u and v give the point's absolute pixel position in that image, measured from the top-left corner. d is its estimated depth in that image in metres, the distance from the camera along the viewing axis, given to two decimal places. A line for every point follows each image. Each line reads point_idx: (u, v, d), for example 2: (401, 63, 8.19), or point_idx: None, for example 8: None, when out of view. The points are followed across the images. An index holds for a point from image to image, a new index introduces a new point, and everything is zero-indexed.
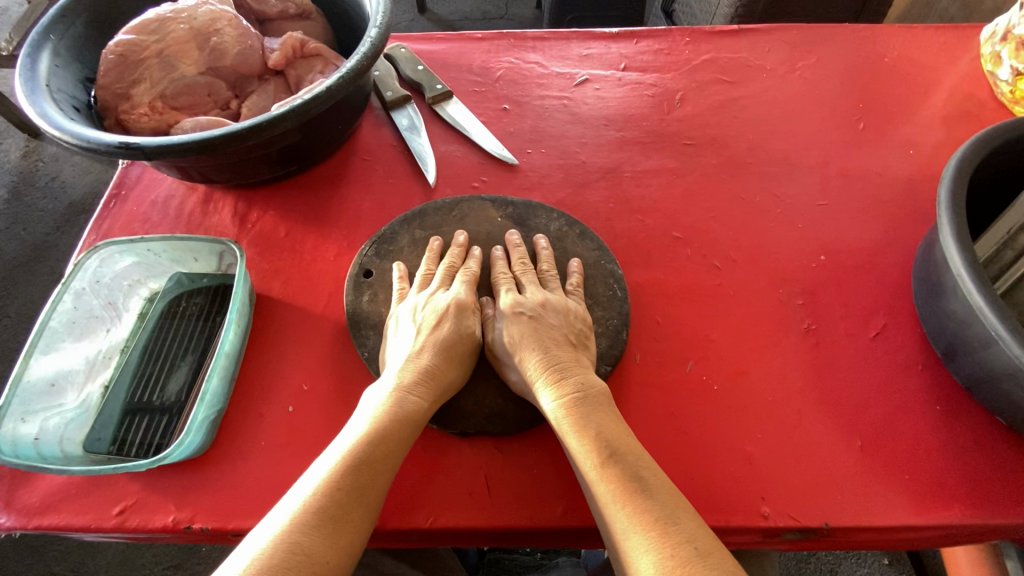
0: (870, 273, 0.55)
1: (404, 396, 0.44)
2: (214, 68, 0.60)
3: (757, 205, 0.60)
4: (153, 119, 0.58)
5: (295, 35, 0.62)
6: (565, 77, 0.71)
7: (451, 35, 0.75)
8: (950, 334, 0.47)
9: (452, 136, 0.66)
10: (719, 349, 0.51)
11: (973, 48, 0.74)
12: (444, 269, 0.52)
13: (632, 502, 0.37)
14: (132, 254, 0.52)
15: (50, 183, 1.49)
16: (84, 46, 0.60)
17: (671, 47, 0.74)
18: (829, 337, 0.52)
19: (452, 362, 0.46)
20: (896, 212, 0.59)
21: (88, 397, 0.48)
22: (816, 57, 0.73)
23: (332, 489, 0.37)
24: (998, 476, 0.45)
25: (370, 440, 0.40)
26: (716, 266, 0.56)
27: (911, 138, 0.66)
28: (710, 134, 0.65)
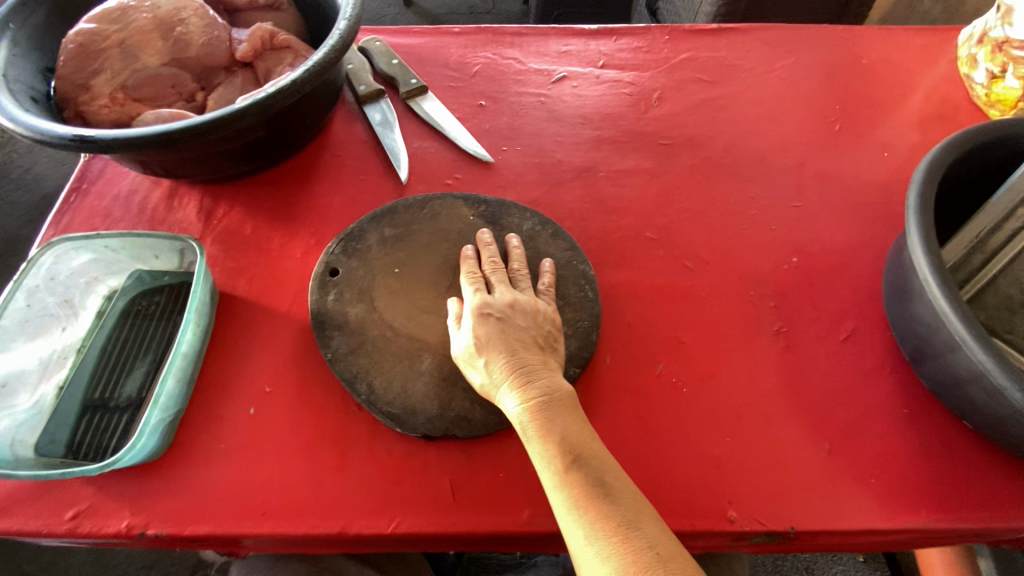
0: (842, 275, 0.55)
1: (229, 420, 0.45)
2: (178, 60, 0.57)
3: (732, 206, 0.59)
4: (114, 111, 0.56)
5: (264, 27, 0.60)
6: (543, 74, 0.70)
7: (428, 29, 0.74)
8: (917, 337, 0.47)
9: (426, 132, 0.65)
10: (690, 351, 0.51)
11: (950, 50, 0.74)
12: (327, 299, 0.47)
13: (596, 508, 0.37)
14: (89, 250, 0.50)
15: (23, 175, 1.45)
16: (47, 35, 0.58)
17: (651, 45, 0.73)
18: (800, 339, 0.51)
19: None
20: (870, 214, 0.59)
21: (42, 398, 0.46)
22: (795, 57, 0.73)
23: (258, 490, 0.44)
24: (962, 480, 0.45)
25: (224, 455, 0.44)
26: (689, 267, 0.55)
27: (886, 140, 0.66)
28: (687, 133, 0.65)
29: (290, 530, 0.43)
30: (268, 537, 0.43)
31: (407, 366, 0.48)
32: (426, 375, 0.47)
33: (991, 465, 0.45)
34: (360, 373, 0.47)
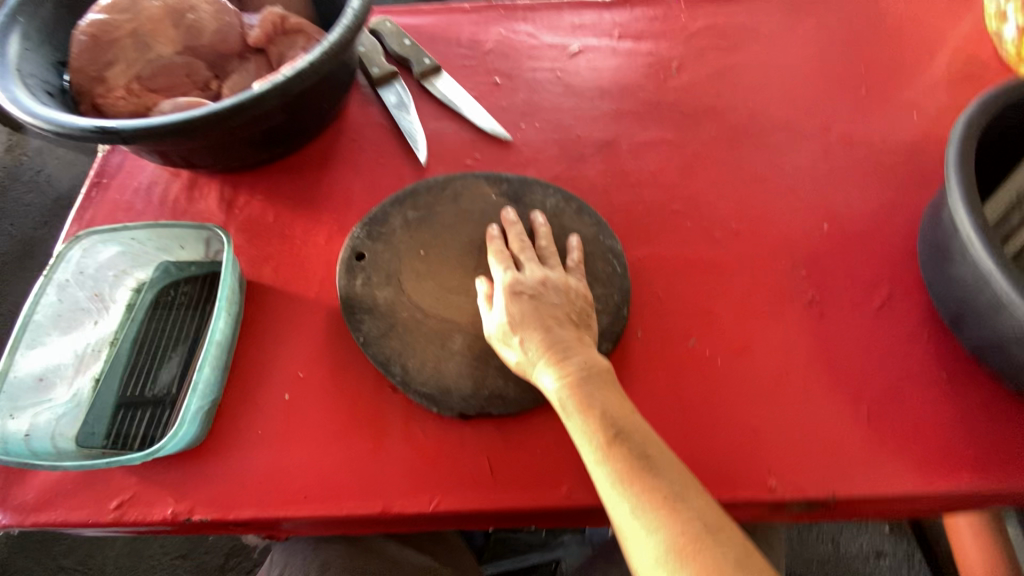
0: (875, 240, 0.54)
1: None
2: (191, 48, 0.57)
3: (759, 175, 0.58)
4: (131, 103, 0.56)
5: (275, 10, 0.59)
6: (558, 48, 0.69)
7: (438, 8, 0.73)
8: (957, 299, 0.46)
9: (442, 112, 0.64)
10: (722, 323, 0.50)
11: (977, 6, 0.71)
12: None
13: (640, 481, 0.37)
14: (116, 242, 0.50)
15: (35, 176, 1.45)
16: (57, 28, 0.58)
17: (666, 13, 0.72)
18: (833, 306, 0.51)
19: None
20: (900, 177, 0.58)
21: (79, 391, 0.47)
22: (816, 19, 0.71)
23: None
24: (1006, 442, 0.44)
25: None
26: (717, 239, 0.54)
27: (914, 101, 0.64)
28: (708, 103, 0.64)
29: (332, 512, 0.43)
30: (311, 520, 0.44)
31: (439, 347, 0.47)
32: (459, 355, 0.47)
33: None
34: (392, 356, 0.47)
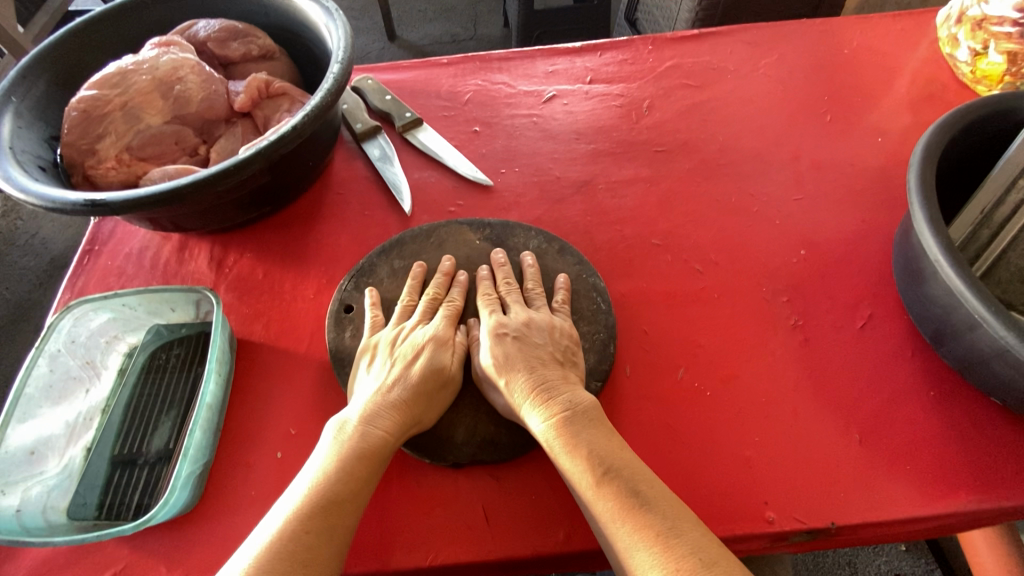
0: (852, 263, 0.55)
1: (367, 432, 0.42)
2: (180, 117, 0.59)
3: (734, 205, 0.60)
4: (121, 173, 0.57)
5: (260, 77, 0.62)
6: (533, 95, 0.72)
7: (417, 64, 0.76)
8: (935, 318, 0.47)
9: (425, 162, 0.66)
10: (709, 354, 0.51)
11: (929, 32, 0.75)
12: (426, 304, 0.51)
13: (630, 516, 0.37)
14: (107, 310, 0.51)
15: (30, 241, 1.48)
16: (49, 105, 0.60)
17: (635, 56, 0.75)
18: (817, 331, 0.51)
19: (421, 402, 0.45)
20: (871, 200, 0.59)
21: (70, 462, 0.47)
22: (778, 54, 0.74)
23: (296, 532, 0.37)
24: (1000, 458, 0.44)
25: (326, 484, 0.40)
26: (698, 270, 0.55)
27: (878, 125, 0.66)
28: (680, 138, 0.66)
29: None
30: None
31: None
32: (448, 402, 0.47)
33: None
34: None
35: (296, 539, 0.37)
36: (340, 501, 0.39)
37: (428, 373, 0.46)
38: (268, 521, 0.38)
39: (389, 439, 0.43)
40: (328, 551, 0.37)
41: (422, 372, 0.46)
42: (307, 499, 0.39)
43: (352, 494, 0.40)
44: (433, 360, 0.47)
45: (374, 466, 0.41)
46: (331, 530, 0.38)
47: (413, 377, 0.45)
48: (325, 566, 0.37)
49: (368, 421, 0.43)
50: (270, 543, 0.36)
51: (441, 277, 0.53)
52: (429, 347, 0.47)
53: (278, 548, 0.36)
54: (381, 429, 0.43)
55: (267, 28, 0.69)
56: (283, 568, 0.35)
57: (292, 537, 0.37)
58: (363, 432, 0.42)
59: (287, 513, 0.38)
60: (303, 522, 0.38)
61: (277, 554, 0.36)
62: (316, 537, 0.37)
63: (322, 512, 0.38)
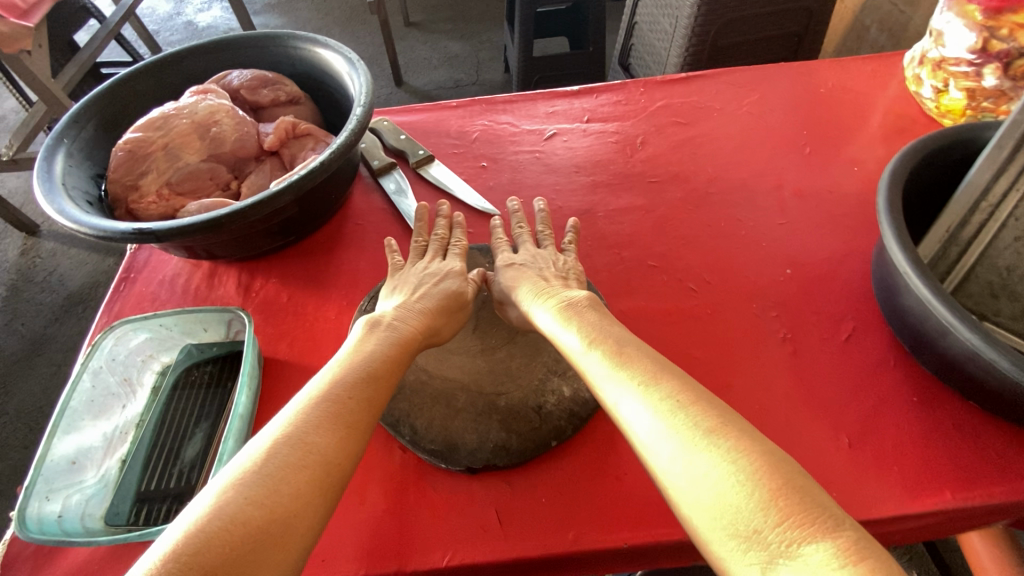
0: (834, 281, 0.59)
1: (374, 354, 0.45)
2: (215, 156, 0.65)
3: (723, 230, 0.65)
4: (161, 207, 0.62)
5: (288, 120, 0.68)
6: (535, 133, 0.78)
7: (429, 106, 0.83)
8: (912, 328, 0.50)
9: (437, 195, 0.71)
10: (705, 366, 0.54)
11: (897, 72, 0.82)
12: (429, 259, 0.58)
13: (684, 407, 0.36)
14: (145, 330, 0.55)
15: (48, 278, 1.53)
16: (95, 146, 0.65)
17: (628, 97, 0.82)
18: (804, 343, 0.55)
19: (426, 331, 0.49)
20: (850, 223, 0.64)
21: (107, 472, 0.50)
22: (759, 94, 0.81)
23: (304, 429, 0.37)
24: (981, 457, 0.47)
25: (335, 391, 0.40)
26: (692, 289, 0.60)
27: (854, 157, 0.72)
28: (672, 170, 0.71)
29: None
30: None
31: (444, 405, 0.50)
32: (464, 411, 0.49)
33: (1004, 440, 0.48)
34: (402, 417, 0.49)
35: (311, 434, 0.37)
36: (349, 406, 0.39)
37: (435, 307, 0.51)
38: (273, 423, 0.37)
39: (407, 349, 0.47)
40: (343, 449, 0.37)
41: (430, 306, 0.51)
42: (317, 401, 0.39)
43: (363, 404, 0.40)
44: (440, 299, 0.52)
45: (382, 386, 0.43)
46: (347, 430, 0.38)
47: (424, 307, 0.51)
48: (337, 463, 0.36)
49: (381, 341, 0.46)
50: (276, 440, 0.36)
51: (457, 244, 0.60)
52: (437, 291, 0.52)
53: (288, 443, 0.36)
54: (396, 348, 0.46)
55: (293, 76, 0.76)
56: (292, 463, 0.34)
57: (301, 436, 0.36)
58: (371, 352, 0.45)
59: (293, 416, 0.38)
60: (315, 418, 0.38)
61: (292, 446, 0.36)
62: (330, 435, 0.37)
63: (335, 413, 0.39)
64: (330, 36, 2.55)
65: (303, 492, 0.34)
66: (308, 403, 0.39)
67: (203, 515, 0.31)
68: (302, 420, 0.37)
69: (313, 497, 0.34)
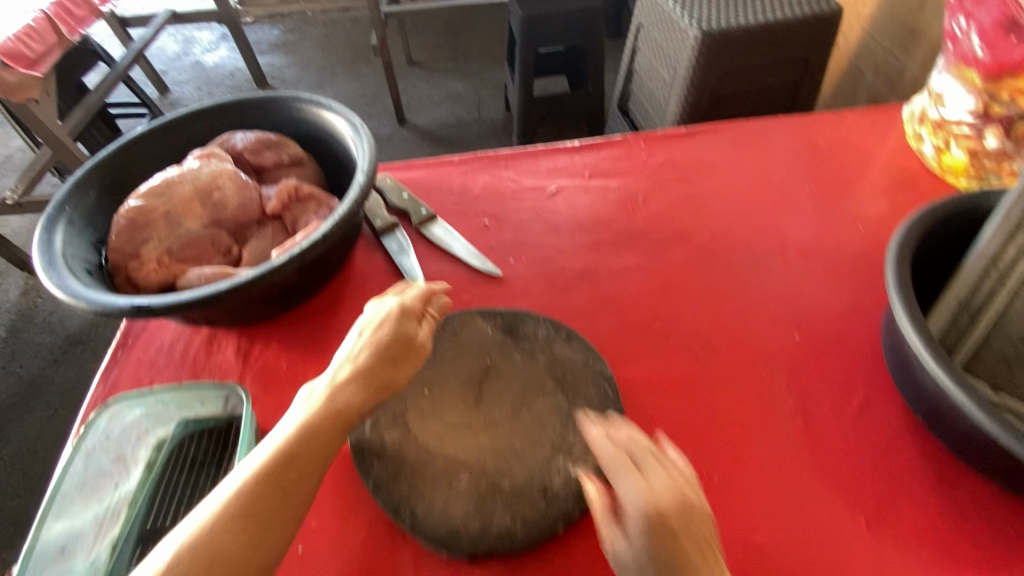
0: (844, 347, 0.58)
1: (333, 398, 0.44)
2: (216, 221, 0.65)
3: (728, 291, 0.64)
4: (161, 274, 0.61)
5: (291, 184, 0.68)
6: (537, 190, 0.79)
7: (431, 162, 0.84)
8: (927, 402, 0.49)
9: (439, 255, 0.71)
10: (715, 439, 0.52)
11: (896, 125, 0.83)
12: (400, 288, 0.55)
13: (681, 573, 0.37)
14: (140, 406, 0.55)
15: (49, 318, 1.52)
16: (97, 213, 0.66)
17: (629, 152, 0.82)
18: (816, 415, 0.54)
19: (385, 362, 0.47)
20: (857, 284, 0.63)
21: (95, 559, 0.47)
22: (759, 148, 0.81)
23: (249, 491, 0.38)
24: (1003, 540, 0.46)
25: (287, 448, 0.40)
26: (699, 355, 0.58)
27: (857, 213, 0.72)
28: (675, 228, 0.71)
29: None
30: None
31: (446, 486, 0.48)
32: (464, 494, 0.47)
33: None
34: (402, 500, 0.48)
35: (252, 505, 0.37)
36: (292, 469, 0.40)
37: (393, 339, 0.48)
38: (223, 484, 0.38)
39: (361, 388, 0.45)
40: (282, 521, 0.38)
41: (398, 342, 0.48)
42: (264, 464, 0.39)
43: (306, 466, 0.41)
44: (409, 330, 0.49)
45: (333, 437, 0.43)
46: (286, 499, 0.39)
47: (380, 342, 0.47)
48: (280, 526, 0.38)
49: (336, 386, 0.45)
50: (221, 508, 0.37)
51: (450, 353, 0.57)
52: (395, 315, 0.49)
53: (235, 509, 0.37)
54: (357, 403, 0.44)
55: (296, 136, 0.77)
56: (235, 532, 0.36)
57: (245, 500, 0.37)
58: (328, 399, 0.44)
59: (242, 477, 0.38)
60: (261, 483, 0.38)
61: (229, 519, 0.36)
62: (268, 506, 0.38)
63: (281, 478, 0.39)
64: (335, 75, 2.61)
65: (240, 564, 0.36)
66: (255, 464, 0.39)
67: (161, 572, 0.33)
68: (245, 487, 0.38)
69: (251, 563, 0.36)
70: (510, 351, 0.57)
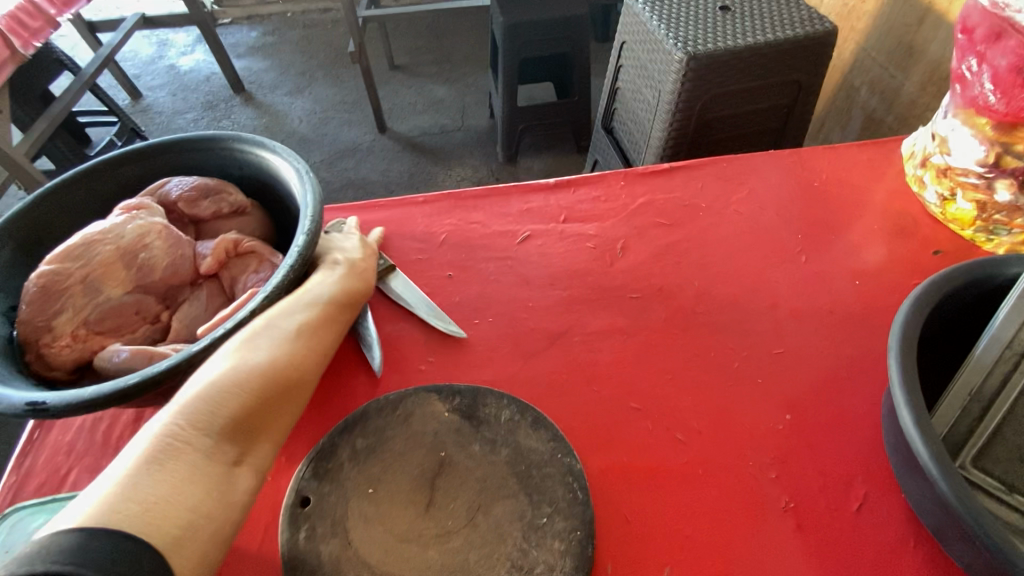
0: (840, 431, 0.52)
1: (256, 354, 0.49)
2: (142, 286, 0.59)
3: (713, 361, 0.58)
4: (75, 349, 0.55)
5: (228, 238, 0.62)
6: (507, 235, 0.72)
7: (393, 202, 0.77)
8: (934, 513, 0.43)
9: (397, 314, 0.65)
10: (697, 548, 0.46)
11: (895, 162, 0.77)
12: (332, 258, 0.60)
13: None
14: (45, 512, 0.49)
15: None
16: (10, 276, 0.58)
17: (608, 192, 0.75)
18: (810, 516, 0.48)
19: (312, 328, 0.54)
20: (854, 353, 0.58)
21: None
22: (748, 187, 0.75)
23: (177, 430, 0.43)
24: None
25: (213, 392, 0.46)
26: (680, 440, 0.52)
27: (854, 265, 0.66)
28: (656, 283, 0.65)
29: None
30: None
31: None
32: None
33: None
34: None
35: (209, 418, 0.45)
36: (218, 416, 0.45)
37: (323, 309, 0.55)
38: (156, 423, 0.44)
39: (287, 347, 0.51)
40: (248, 449, 0.46)
41: (336, 290, 0.57)
42: (220, 385, 0.46)
43: (244, 412, 0.47)
44: (341, 289, 0.58)
45: (257, 391, 0.48)
46: (242, 424, 0.46)
47: (310, 308, 0.54)
48: (205, 467, 0.43)
49: (265, 346, 0.50)
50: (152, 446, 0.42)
51: (406, 440, 0.51)
52: (329, 290, 0.57)
53: (163, 443, 0.42)
54: (305, 339, 0.53)
55: (240, 179, 0.69)
56: (164, 465, 0.41)
57: (172, 437, 0.43)
58: (253, 356, 0.49)
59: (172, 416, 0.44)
60: (190, 419, 0.44)
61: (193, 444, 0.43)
62: (232, 423, 0.46)
63: (238, 400, 0.47)
64: (314, 79, 2.51)
65: (169, 494, 0.40)
66: (208, 384, 0.46)
67: (130, 479, 0.39)
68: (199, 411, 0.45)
69: (178, 498, 0.40)
70: (469, 441, 0.51)
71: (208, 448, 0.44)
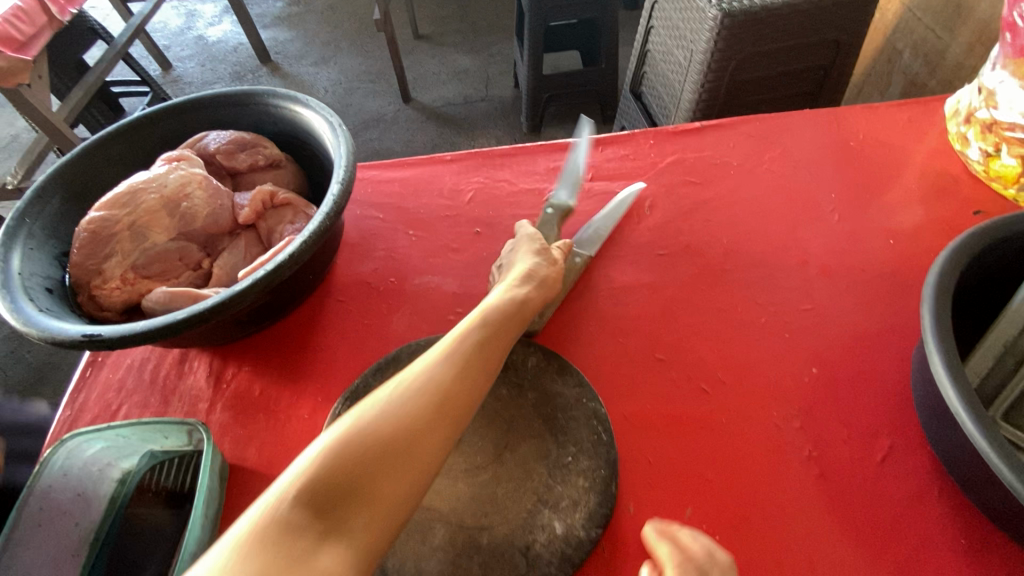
0: (867, 384, 0.52)
1: (386, 409, 0.36)
2: (185, 233, 0.62)
3: (739, 315, 0.58)
4: (125, 292, 0.58)
5: (263, 189, 0.64)
6: (535, 193, 0.72)
7: (422, 160, 0.78)
8: (962, 461, 0.43)
9: (427, 268, 0.66)
10: (719, 492, 0.47)
11: (936, 121, 0.74)
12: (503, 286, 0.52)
13: None
14: (101, 440, 0.51)
15: None
16: (62, 221, 0.61)
17: (636, 151, 0.75)
18: (833, 465, 0.48)
19: (467, 371, 0.40)
20: (884, 310, 0.57)
21: None
22: (781, 147, 0.74)
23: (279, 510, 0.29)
24: None
25: (327, 457, 0.32)
26: (705, 390, 0.53)
27: (889, 225, 0.65)
28: (684, 240, 0.65)
29: None
30: None
31: (418, 541, 0.44)
32: (439, 552, 0.44)
33: None
34: None
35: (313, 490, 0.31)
36: (328, 489, 0.31)
37: (471, 351, 0.42)
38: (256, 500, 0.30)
39: (435, 396, 0.38)
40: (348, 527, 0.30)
41: (478, 331, 0.45)
42: (333, 447, 0.33)
43: (366, 484, 0.32)
44: (494, 327, 0.46)
45: (383, 454, 0.34)
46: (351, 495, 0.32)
47: (457, 354, 0.41)
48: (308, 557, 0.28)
49: (400, 395, 0.37)
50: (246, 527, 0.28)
51: None
52: (477, 331, 0.44)
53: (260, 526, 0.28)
54: (440, 387, 0.38)
55: (274, 134, 0.71)
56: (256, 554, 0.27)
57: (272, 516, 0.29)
58: (380, 409, 0.35)
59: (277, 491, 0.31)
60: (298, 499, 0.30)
61: (291, 511, 0.29)
62: (335, 489, 0.32)
63: (359, 459, 0.33)
64: (340, 50, 2.51)
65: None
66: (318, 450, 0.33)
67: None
68: (319, 472, 0.32)
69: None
70: (496, 385, 0.53)
71: (301, 518, 0.29)
